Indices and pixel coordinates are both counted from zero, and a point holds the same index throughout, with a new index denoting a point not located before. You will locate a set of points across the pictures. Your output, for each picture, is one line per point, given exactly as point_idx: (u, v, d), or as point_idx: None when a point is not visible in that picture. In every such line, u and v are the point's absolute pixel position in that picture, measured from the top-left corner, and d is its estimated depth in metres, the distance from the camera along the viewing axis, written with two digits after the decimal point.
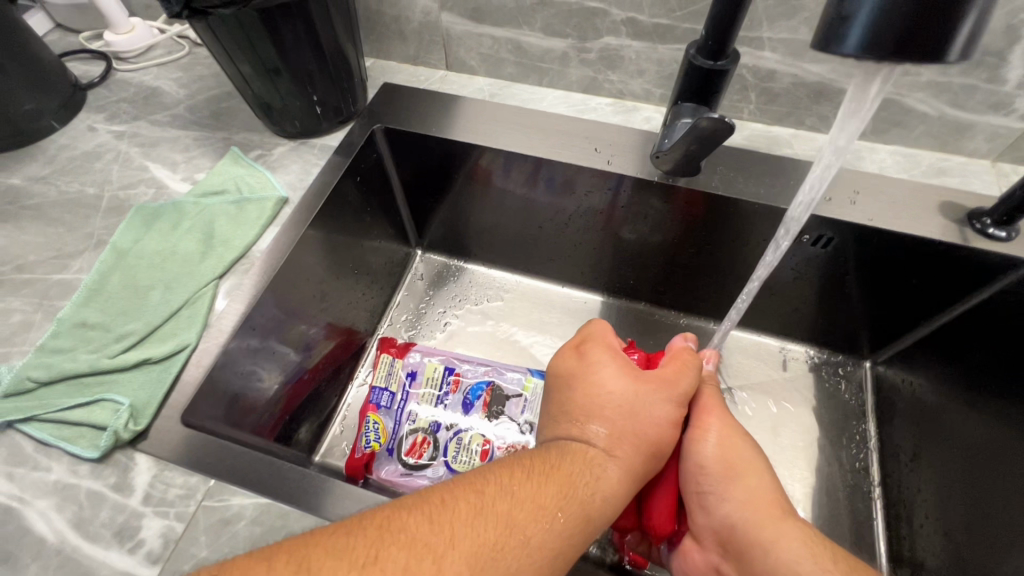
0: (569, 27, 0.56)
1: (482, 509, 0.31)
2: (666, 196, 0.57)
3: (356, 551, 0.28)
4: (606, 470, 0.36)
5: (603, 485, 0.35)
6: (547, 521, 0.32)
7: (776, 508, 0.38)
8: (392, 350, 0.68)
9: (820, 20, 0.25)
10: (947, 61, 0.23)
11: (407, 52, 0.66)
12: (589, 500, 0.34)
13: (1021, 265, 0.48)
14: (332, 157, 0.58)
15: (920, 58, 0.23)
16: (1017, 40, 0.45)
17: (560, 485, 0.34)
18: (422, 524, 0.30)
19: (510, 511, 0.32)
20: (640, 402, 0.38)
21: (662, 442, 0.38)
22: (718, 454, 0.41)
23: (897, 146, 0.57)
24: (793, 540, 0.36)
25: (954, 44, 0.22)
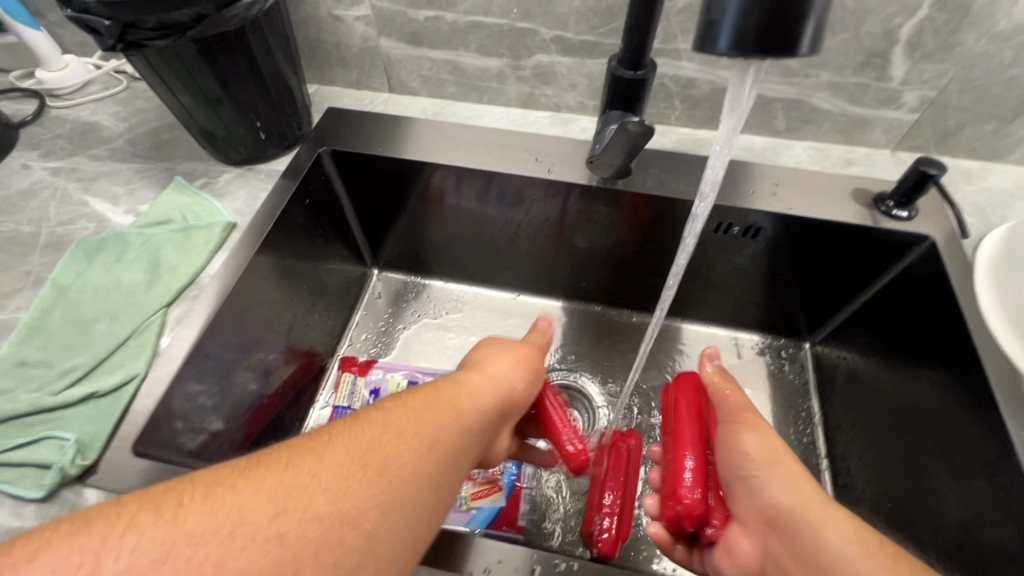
0: (502, 47, 0.59)
1: (357, 420, 0.33)
2: (606, 200, 0.60)
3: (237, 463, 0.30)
4: (470, 384, 0.39)
5: (467, 395, 0.38)
6: (418, 417, 0.34)
7: (820, 497, 0.38)
8: (354, 369, 0.69)
9: (696, 28, 0.28)
10: (801, 55, 0.26)
11: (350, 77, 0.68)
12: (459, 403, 0.37)
13: (923, 242, 0.54)
14: (279, 181, 0.59)
15: (777, 54, 0.26)
16: (896, 42, 0.50)
17: (426, 399, 0.36)
18: (301, 440, 0.32)
19: (380, 418, 0.34)
20: (499, 346, 0.46)
21: (516, 374, 0.43)
22: (752, 447, 0.42)
23: (810, 142, 0.62)
24: (838, 524, 0.35)
25: (804, 39, 0.25)
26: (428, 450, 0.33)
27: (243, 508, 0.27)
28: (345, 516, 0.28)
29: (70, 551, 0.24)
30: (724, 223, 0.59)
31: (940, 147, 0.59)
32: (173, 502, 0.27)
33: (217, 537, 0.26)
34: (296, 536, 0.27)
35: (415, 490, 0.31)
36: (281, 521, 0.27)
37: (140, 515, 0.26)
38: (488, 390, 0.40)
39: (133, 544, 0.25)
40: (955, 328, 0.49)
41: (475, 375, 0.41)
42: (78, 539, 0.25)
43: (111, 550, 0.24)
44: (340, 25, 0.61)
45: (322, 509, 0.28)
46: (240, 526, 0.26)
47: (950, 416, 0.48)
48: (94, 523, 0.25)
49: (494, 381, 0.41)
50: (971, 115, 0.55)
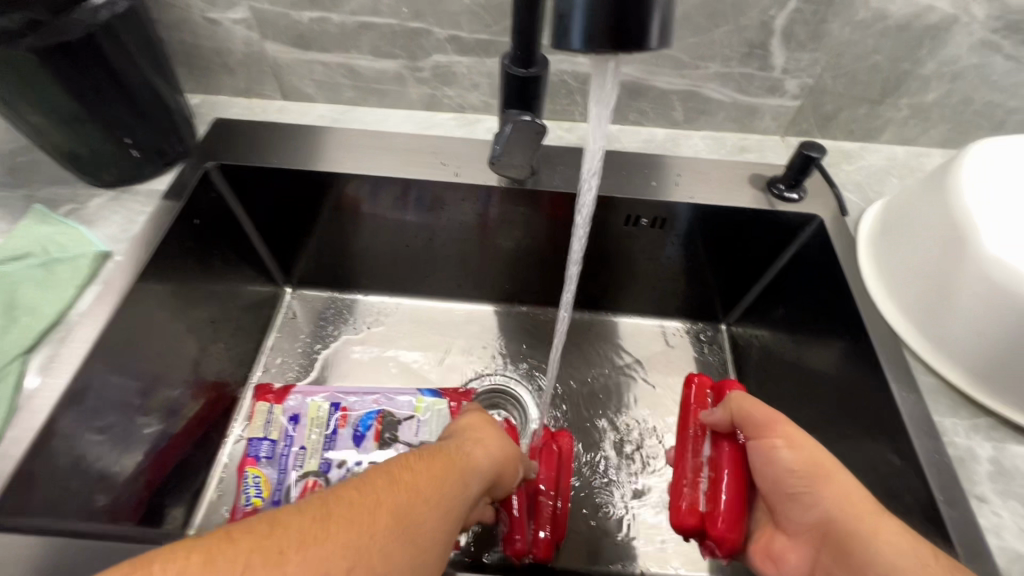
0: (397, 48, 0.57)
1: (385, 475, 0.32)
2: (515, 200, 0.59)
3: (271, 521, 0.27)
4: (473, 453, 0.38)
5: (470, 464, 0.37)
6: (446, 482, 0.34)
7: (868, 503, 0.37)
8: (269, 397, 0.64)
9: (551, 22, 0.27)
10: (651, 49, 0.26)
11: (237, 85, 0.63)
12: (466, 469, 0.36)
13: (813, 220, 0.57)
14: (160, 203, 0.54)
15: (628, 48, 0.25)
16: (772, 33, 0.53)
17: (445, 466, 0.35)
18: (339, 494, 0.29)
19: (407, 477, 0.32)
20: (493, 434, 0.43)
21: (502, 458, 0.41)
22: (792, 458, 0.40)
23: (707, 131, 0.64)
24: (892, 536, 0.35)
25: (651, 31, 0.25)
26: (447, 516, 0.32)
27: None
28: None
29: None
30: (632, 215, 0.60)
31: (823, 131, 0.63)
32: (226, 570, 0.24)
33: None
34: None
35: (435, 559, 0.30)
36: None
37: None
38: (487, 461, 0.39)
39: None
40: (843, 298, 0.52)
41: (479, 446, 0.40)
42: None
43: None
44: (219, 29, 0.57)
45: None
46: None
47: (844, 380, 0.51)
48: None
49: (491, 454, 0.40)
50: (845, 99, 0.59)
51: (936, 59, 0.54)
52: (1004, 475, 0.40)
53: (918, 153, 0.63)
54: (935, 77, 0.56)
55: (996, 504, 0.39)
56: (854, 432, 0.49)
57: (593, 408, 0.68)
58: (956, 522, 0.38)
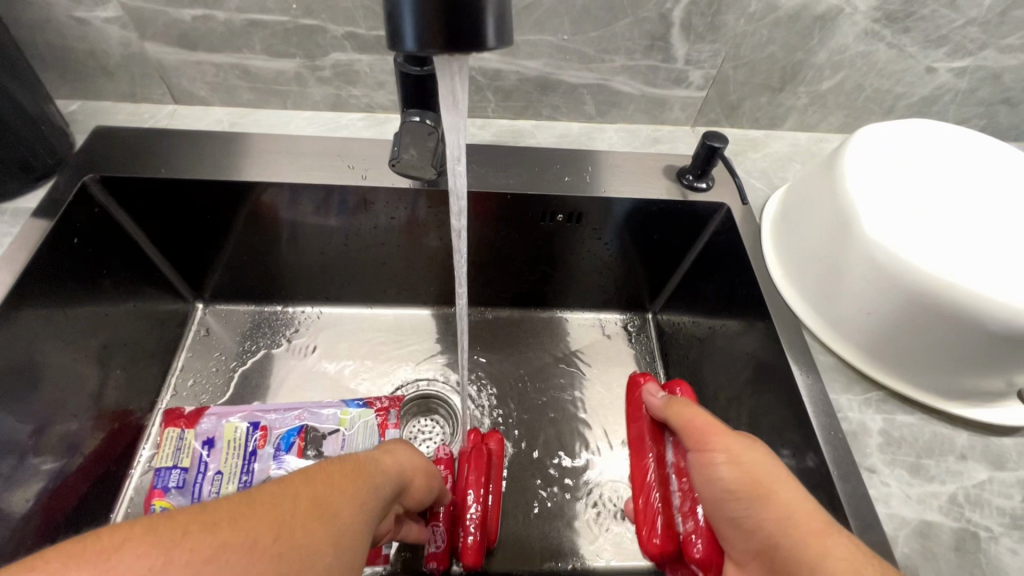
0: (291, 47, 0.54)
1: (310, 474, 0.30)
2: (428, 201, 0.58)
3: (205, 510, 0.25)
4: (383, 460, 0.38)
5: (381, 467, 0.37)
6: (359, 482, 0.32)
7: (816, 521, 0.36)
8: (180, 422, 0.60)
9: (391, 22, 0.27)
10: (490, 48, 0.26)
11: (120, 89, 0.58)
12: (375, 474, 0.35)
13: (721, 209, 0.58)
14: (30, 222, 0.49)
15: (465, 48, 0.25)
16: (671, 25, 0.54)
17: (356, 470, 0.33)
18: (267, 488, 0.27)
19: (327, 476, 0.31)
20: (402, 451, 0.42)
21: (407, 471, 0.41)
22: (727, 474, 0.40)
23: (621, 124, 0.65)
24: (836, 560, 0.34)
25: (487, 30, 0.25)
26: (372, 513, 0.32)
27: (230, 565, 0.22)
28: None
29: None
30: (549, 210, 0.59)
31: (730, 120, 0.64)
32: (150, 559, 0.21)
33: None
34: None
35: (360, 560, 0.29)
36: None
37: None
38: (395, 468, 0.38)
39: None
40: (751, 283, 0.54)
41: (388, 455, 0.39)
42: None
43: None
44: (89, 29, 0.52)
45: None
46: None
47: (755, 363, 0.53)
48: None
49: (399, 463, 0.40)
50: (747, 88, 0.61)
51: (826, 48, 0.56)
52: (893, 445, 0.42)
53: (819, 139, 0.66)
54: (827, 66, 0.58)
55: (885, 474, 0.41)
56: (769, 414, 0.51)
57: (526, 406, 0.67)
58: (852, 495, 0.40)
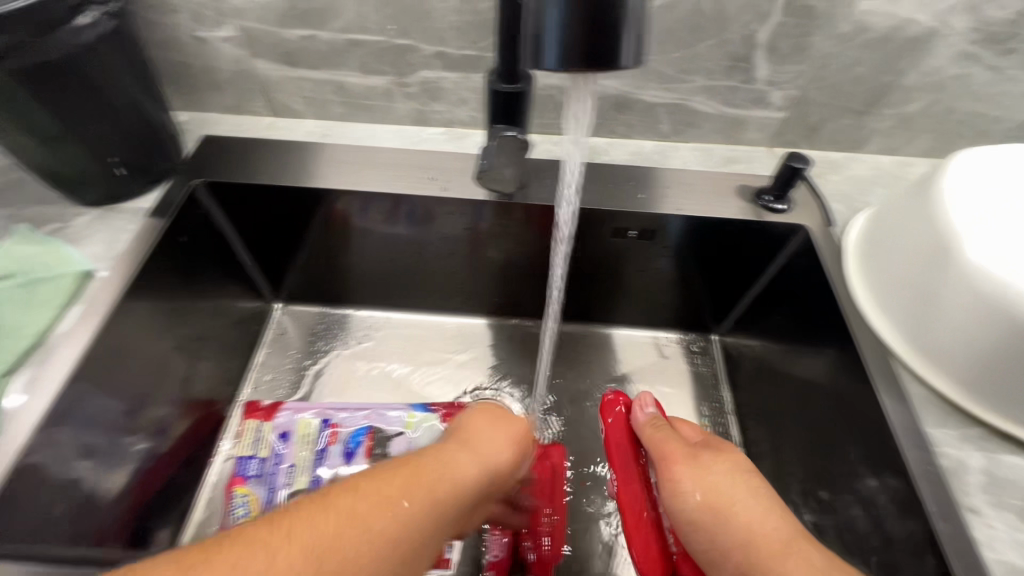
0: (384, 65, 0.58)
1: (321, 505, 0.30)
2: (505, 213, 0.59)
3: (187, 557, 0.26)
4: (458, 461, 0.37)
5: (451, 475, 0.35)
6: (412, 491, 0.32)
7: (774, 542, 0.37)
8: (258, 414, 0.63)
9: (526, 46, 0.27)
10: (625, 67, 0.25)
11: (225, 102, 0.63)
12: (450, 475, 0.35)
13: (800, 231, 0.57)
14: (146, 221, 0.54)
15: (603, 67, 0.25)
16: (756, 47, 0.54)
17: (418, 475, 0.34)
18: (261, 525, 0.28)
19: (350, 503, 0.30)
20: (492, 439, 0.41)
21: (499, 459, 0.40)
22: (698, 497, 0.41)
23: (695, 143, 0.65)
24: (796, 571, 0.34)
25: (624, 50, 0.25)
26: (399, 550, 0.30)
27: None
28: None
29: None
30: (621, 227, 0.59)
31: (809, 141, 0.63)
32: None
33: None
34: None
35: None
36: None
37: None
38: (472, 469, 0.37)
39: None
40: (833, 308, 0.52)
41: (464, 452, 0.38)
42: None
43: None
44: (207, 47, 0.57)
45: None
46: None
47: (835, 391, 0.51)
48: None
49: (480, 461, 0.38)
50: (829, 110, 0.60)
51: (918, 71, 0.55)
52: (997, 486, 0.40)
53: (904, 162, 0.63)
54: (918, 88, 0.56)
55: (989, 516, 0.39)
56: (845, 442, 0.49)
57: (585, 422, 0.67)
58: (953, 536, 0.38)
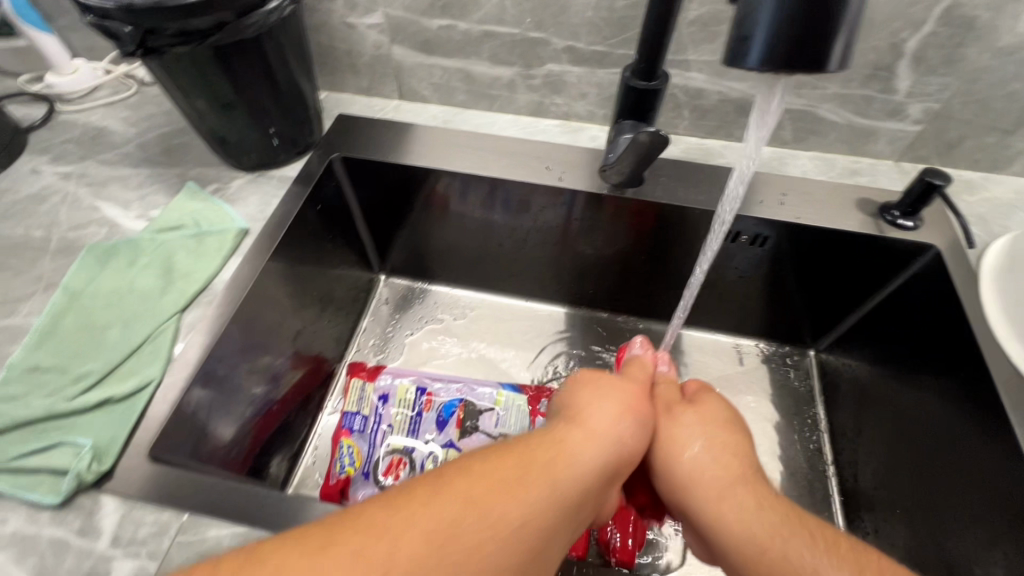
0: (514, 56, 0.60)
1: (434, 491, 0.30)
2: (616, 208, 0.60)
3: (305, 544, 0.26)
4: (572, 443, 0.36)
5: (568, 459, 0.34)
6: (507, 486, 0.31)
7: (735, 487, 0.36)
8: (362, 374, 0.68)
9: (727, 43, 0.28)
10: (830, 72, 0.26)
11: (360, 84, 0.68)
12: (554, 468, 0.33)
13: (929, 250, 0.54)
14: (290, 188, 0.59)
15: (807, 70, 0.26)
16: (902, 55, 0.52)
17: (513, 467, 0.32)
18: (372, 511, 0.28)
19: (465, 491, 0.30)
20: (611, 420, 0.39)
21: (620, 439, 0.38)
22: (675, 450, 0.41)
23: (815, 152, 0.63)
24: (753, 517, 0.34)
25: (832, 55, 0.26)
26: (522, 539, 0.29)
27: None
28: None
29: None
30: (733, 231, 0.59)
31: (942, 158, 0.60)
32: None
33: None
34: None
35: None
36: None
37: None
38: (591, 451, 0.36)
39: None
40: (962, 333, 0.50)
41: (577, 432, 0.37)
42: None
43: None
44: (354, 33, 0.62)
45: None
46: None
47: (954, 420, 0.49)
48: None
49: (598, 441, 0.37)
50: (972, 127, 0.56)
51: None
52: None
53: None
54: None
55: None
56: (960, 470, 0.48)
57: None
58: None
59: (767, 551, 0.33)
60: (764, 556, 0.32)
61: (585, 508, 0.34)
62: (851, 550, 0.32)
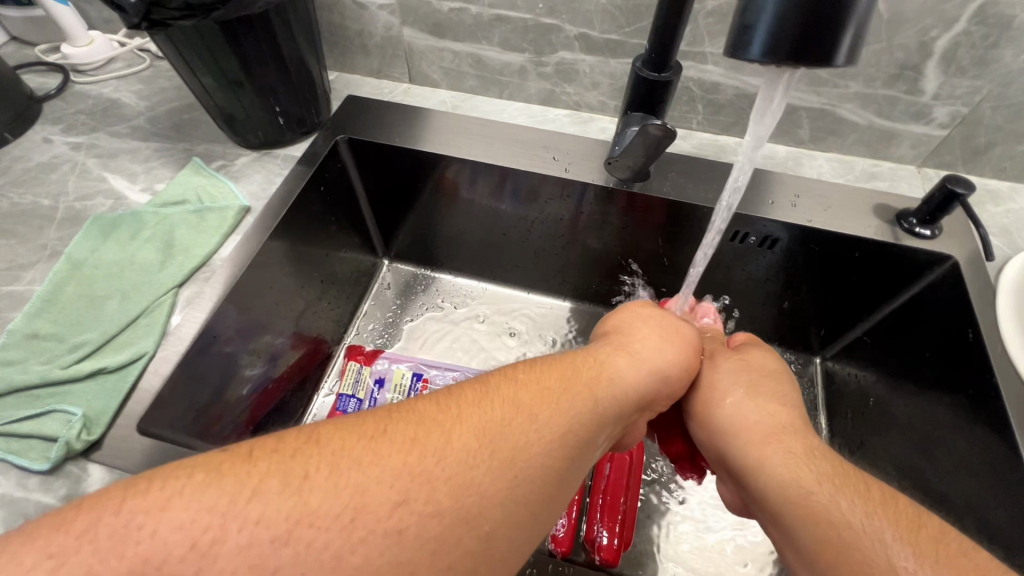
0: (525, 42, 0.59)
1: (486, 394, 0.32)
2: (622, 202, 0.59)
3: (365, 427, 0.28)
4: (616, 365, 0.39)
5: (611, 380, 0.38)
6: (551, 399, 0.33)
7: (771, 432, 0.39)
8: (360, 358, 0.68)
9: (730, 32, 0.27)
10: (837, 66, 0.25)
11: (371, 66, 0.68)
12: (599, 389, 0.36)
13: (947, 261, 0.52)
14: (295, 167, 0.59)
15: (814, 64, 0.25)
16: (930, 55, 0.49)
17: (557, 382, 0.35)
18: (429, 406, 0.31)
19: (515, 395, 0.33)
20: (657, 351, 0.43)
21: (666, 368, 0.42)
22: (714, 388, 0.46)
23: (834, 153, 0.61)
24: (777, 460, 0.37)
25: (841, 49, 0.24)
26: (563, 440, 0.32)
27: (373, 485, 0.26)
28: (469, 518, 0.26)
29: (199, 509, 0.23)
30: (742, 231, 0.57)
31: (969, 165, 0.58)
32: (296, 472, 0.25)
33: (343, 522, 0.24)
34: (417, 533, 0.25)
35: (549, 487, 0.30)
36: (404, 514, 0.25)
37: (265, 482, 0.24)
38: (632, 373, 0.39)
39: (242, 519, 0.23)
40: (974, 350, 0.48)
41: (621, 357, 0.41)
42: (200, 488, 0.24)
43: (233, 519, 0.23)
44: (365, 13, 0.61)
45: (449, 503, 0.26)
46: (364, 514, 0.25)
47: (959, 439, 0.47)
48: (224, 478, 0.24)
49: (641, 364, 0.40)
50: (1002, 133, 0.54)
51: None
52: None
53: None
54: None
55: None
56: (958, 486, 0.47)
57: None
58: None
59: (804, 489, 0.34)
60: (805, 492, 0.34)
61: (616, 425, 0.37)
62: (888, 497, 0.33)
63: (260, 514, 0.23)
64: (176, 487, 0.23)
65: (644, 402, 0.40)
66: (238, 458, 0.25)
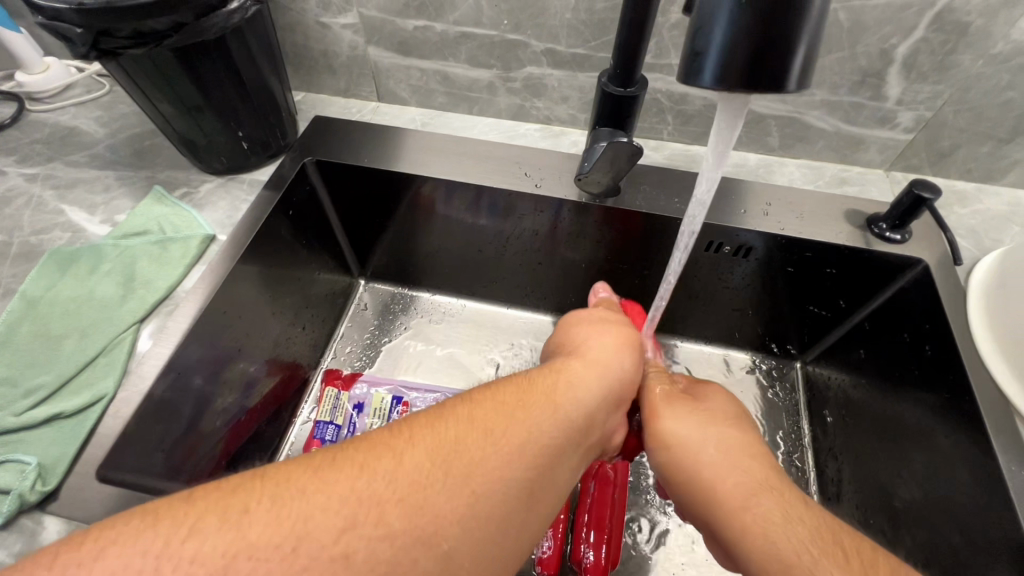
0: (493, 58, 0.59)
1: (440, 415, 0.32)
2: (597, 215, 0.58)
3: (314, 458, 0.27)
4: (573, 373, 0.39)
5: (568, 387, 0.37)
6: (506, 414, 0.32)
7: (744, 488, 0.37)
8: (338, 383, 0.67)
9: (682, 58, 0.26)
10: (789, 91, 0.24)
11: (338, 85, 0.67)
12: (558, 399, 0.36)
13: (918, 265, 0.52)
14: (262, 192, 0.57)
15: (767, 90, 0.24)
16: (891, 62, 0.50)
17: (514, 397, 0.34)
18: (378, 432, 0.30)
19: (470, 414, 0.32)
20: (609, 353, 0.43)
21: (623, 366, 0.43)
22: (683, 438, 0.42)
23: (803, 160, 0.62)
24: (759, 522, 0.34)
25: (792, 74, 0.24)
26: (523, 452, 0.31)
27: (318, 512, 0.24)
28: (422, 536, 0.25)
29: (135, 553, 0.22)
30: (716, 241, 0.57)
31: (935, 168, 0.58)
32: (235, 507, 0.24)
33: (283, 552, 0.23)
34: (366, 556, 0.24)
35: (510, 501, 0.29)
36: (351, 539, 0.24)
37: (204, 519, 0.23)
38: (592, 378, 0.39)
39: (177, 560, 0.22)
40: (951, 352, 0.48)
41: (577, 362, 0.41)
42: (136, 533, 0.22)
43: (168, 560, 0.22)
44: (329, 33, 0.60)
45: (400, 524, 0.25)
46: (307, 542, 0.23)
47: (939, 442, 0.47)
48: (161, 521, 0.23)
49: (599, 372, 0.40)
50: (966, 136, 0.54)
51: None
52: None
53: None
54: None
55: None
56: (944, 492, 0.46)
57: None
58: None
59: (786, 559, 0.32)
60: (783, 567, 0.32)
61: (580, 438, 0.36)
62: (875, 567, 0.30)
63: (196, 552, 0.22)
64: (112, 536, 0.22)
65: (614, 399, 0.40)
66: (174, 500, 0.24)
